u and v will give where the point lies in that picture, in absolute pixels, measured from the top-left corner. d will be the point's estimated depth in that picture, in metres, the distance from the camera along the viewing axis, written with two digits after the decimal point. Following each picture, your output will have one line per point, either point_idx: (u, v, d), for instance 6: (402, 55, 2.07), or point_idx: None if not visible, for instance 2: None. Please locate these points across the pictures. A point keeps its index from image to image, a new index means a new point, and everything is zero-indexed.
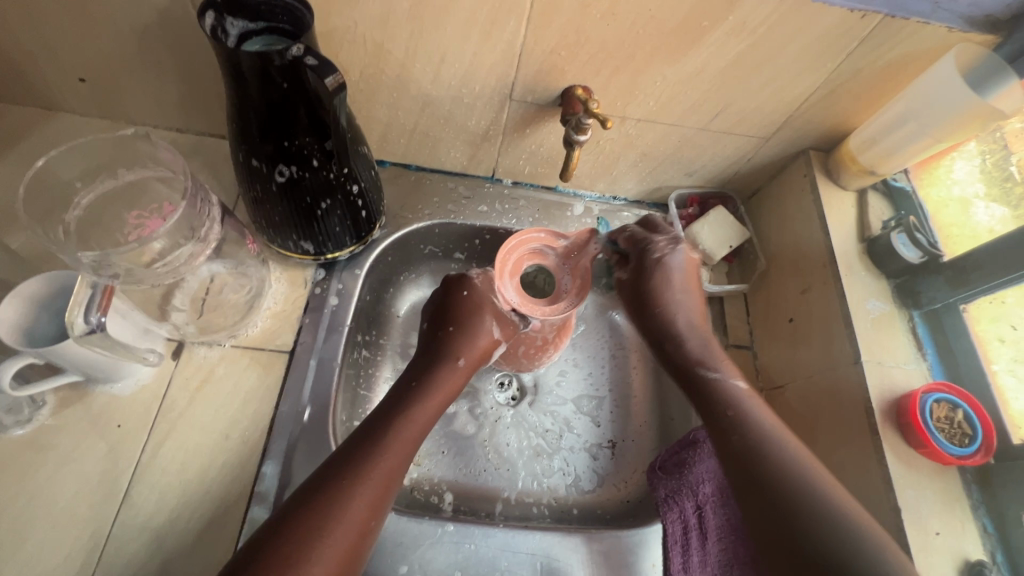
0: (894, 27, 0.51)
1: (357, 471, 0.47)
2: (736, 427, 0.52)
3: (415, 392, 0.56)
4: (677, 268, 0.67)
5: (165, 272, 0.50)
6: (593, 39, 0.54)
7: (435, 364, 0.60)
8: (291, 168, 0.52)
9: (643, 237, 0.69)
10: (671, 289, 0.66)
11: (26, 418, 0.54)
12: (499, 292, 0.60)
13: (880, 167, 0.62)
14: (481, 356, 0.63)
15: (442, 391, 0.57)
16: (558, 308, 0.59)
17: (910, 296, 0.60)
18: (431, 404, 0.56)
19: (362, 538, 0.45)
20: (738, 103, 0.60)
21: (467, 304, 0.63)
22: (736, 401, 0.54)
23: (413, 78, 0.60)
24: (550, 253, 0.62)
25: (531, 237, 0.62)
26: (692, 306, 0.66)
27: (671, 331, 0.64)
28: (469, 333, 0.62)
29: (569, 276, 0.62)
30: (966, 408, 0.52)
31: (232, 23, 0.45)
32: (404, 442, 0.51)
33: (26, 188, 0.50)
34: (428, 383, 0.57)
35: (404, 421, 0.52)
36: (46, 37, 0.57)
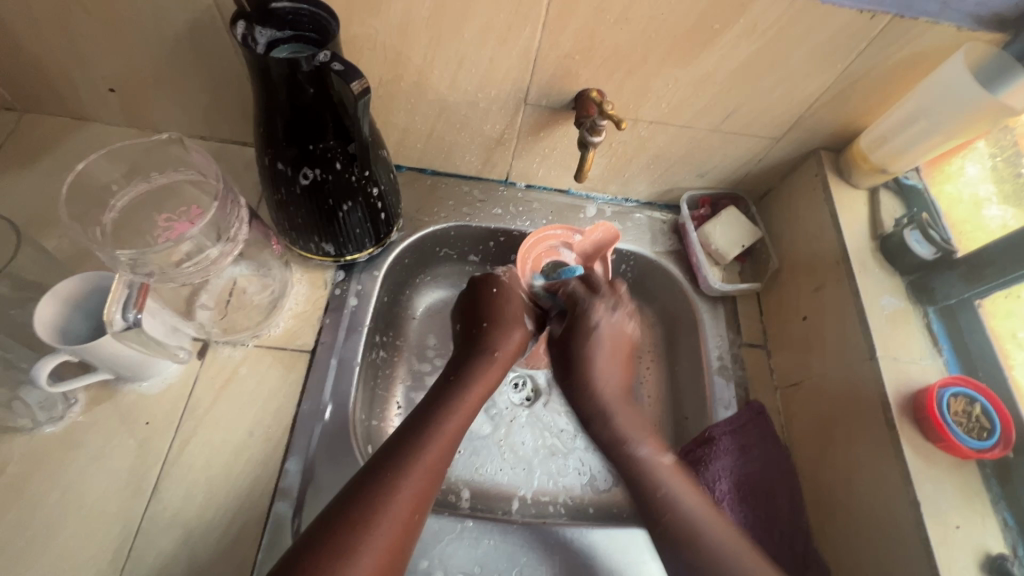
0: (903, 27, 0.52)
1: (400, 466, 0.48)
2: (664, 508, 0.54)
3: (452, 387, 0.57)
4: (604, 342, 0.67)
5: (194, 272, 0.51)
6: (607, 44, 0.55)
7: (472, 359, 0.61)
8: (314, 172, 0.54)
9: (580, 293, 0.69)
10: (596, 363, 0.66)
11: (59, 415, 0.55)
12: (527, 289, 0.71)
13: (891, 165, 0.63)
14: (517, 351, 0.64)
15: (480, 385, 0.58)
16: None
17: (925, 293, 0.60)
18: (470, 398, 0.57)
19: (408, 531, 0.46)
20: (749, 104, 0.62)
21: (499, 299, 0.67)
22: (652, 477, 0.57)
23: (431, 84, 0.61)
24: (569, 249, 0.73)
25: (551, 234, 0.72)
26: (615, 370, 0.67)
27: (592, 413, 0.64)
28: (503, 328, 0.65)
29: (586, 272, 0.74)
30: (982, 402, 0.53)
31: (261, 32, 0.47)
32: (445, 437, 0.52)
33: (65, 190, 0.51)
34: (463, 381, 0.58)
35: (444, 415, 0.54)
36: (80, 48, 0.59)
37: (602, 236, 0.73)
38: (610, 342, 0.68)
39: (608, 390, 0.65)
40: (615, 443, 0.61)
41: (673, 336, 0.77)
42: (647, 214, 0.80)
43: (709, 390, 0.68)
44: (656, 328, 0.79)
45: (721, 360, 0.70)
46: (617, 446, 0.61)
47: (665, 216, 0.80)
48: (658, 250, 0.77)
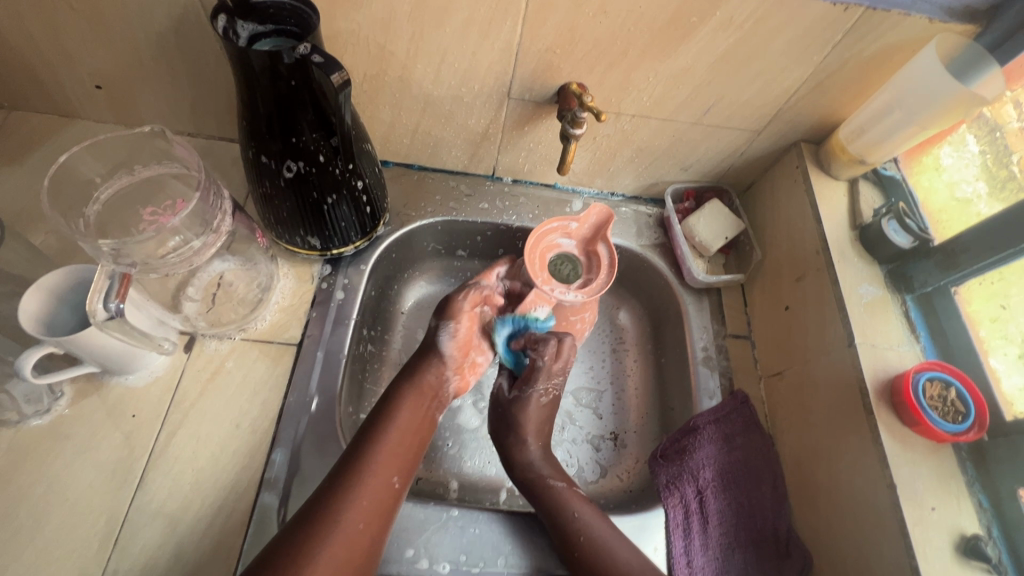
0: (876, 19, 0.53)
1: (346, 482, 0.49)
2: (575, 535, 0.55)
3: (387, 402, 0.57)
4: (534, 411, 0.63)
5: (178, 263, 0.52)
6: (587, 38, 0.56)
7: (401, 377, 0.60)
8: (298, 164, 0.54)
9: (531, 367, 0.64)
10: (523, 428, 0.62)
11: (45, 408, 0.56)
12: (547, 292, 0.62)
13: (869, 155, 0.64)
14: (436, 366, 0.61)
15: (412, 400, 0.58)
16: (594, 286, 0.63)
17: (903, 281, 0.62)
18: (405, 415, 0.56)
19: (357, 542, 0.46)
20: (729, 97, 0.63)
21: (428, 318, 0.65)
22: (564, 505, 0.57)
23: (415, 78, 0.62)
24: (568, 239, 0.67)
25: (549, 229, 0.66)
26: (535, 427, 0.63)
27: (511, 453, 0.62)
28: (424, 343, 0.63)
29: (593, 259, 0.66)
30: (958, 386, 0.54)
31: (242, 26, 0.47)
32: (384, 454, 0.52)
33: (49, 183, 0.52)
34: (395, 401, 0.57)
35: (383, 431, 0.54)
36: (66, 45, 0.60)
37: (598, 219, 0.66)
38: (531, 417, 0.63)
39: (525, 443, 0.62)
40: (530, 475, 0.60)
41: (660, 328, 0.78)
42: (633, 208, 0.81)
43: (693, 380, 0.68)
44: (643, 321, 0.80)
45: (706, 351, 0.70)
46: (530, 479, 0.60)
47: (651, 210, 0.81)
48: (644, 243, 0.78)
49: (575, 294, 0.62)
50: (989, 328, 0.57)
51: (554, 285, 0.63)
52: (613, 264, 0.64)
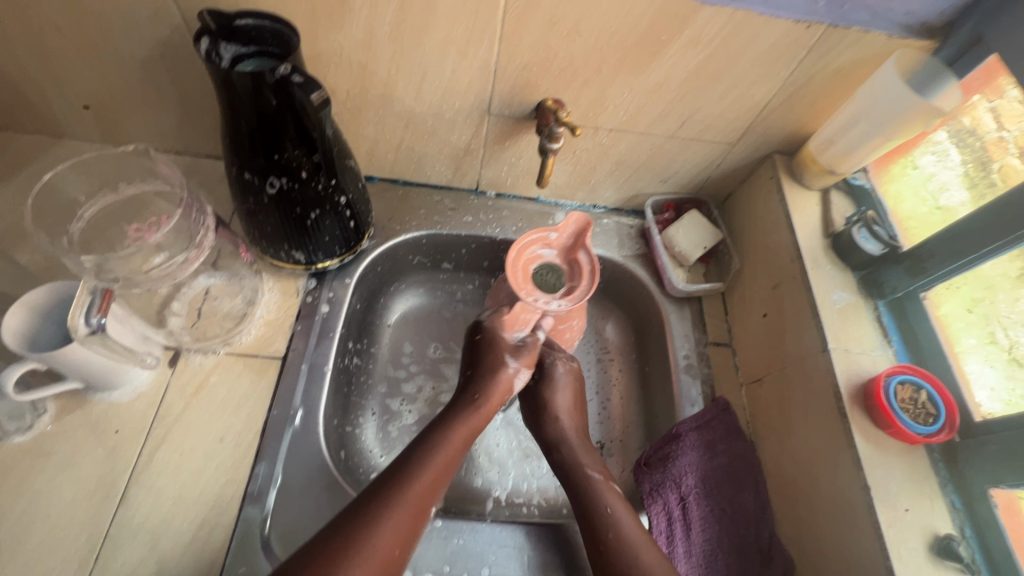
0: (838, 36, 0.55)
1: (384, 506, 0.48)
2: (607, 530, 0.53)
3: (438, 430, 0.57)
4: (565, 383, 0.67)
5: (161, 278, 0.53)
6: (562, 56, 0.58)
7: (456, 406, 0.60)
8: (281, 180, 0.55)
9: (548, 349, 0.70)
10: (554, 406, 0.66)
11: (28, 425, 0.56)
12: (534, 302, 0.65)
13: (839, 166, 0.66)
14: (503, 399, 0.62)
15: (464, 430, 0.58)
16: (579, 293, 0.65)
17: (875, 287, 0.63)
18: (454, 442, 0.56)
19: (387, 567, 0.46)
20: (702, 111, 0.65)
21: (483, 345, 0.65)
22: (597, 496, 0.56)
23: (396, 96, 0.64)
24: (549, 249, 0.68)
25: (529, 241, 0.67)
26: (569, 401, 0.66)
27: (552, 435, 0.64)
28: (486, 373, 0.63)
29: (575, 267, 0.68)
30: (928, 389, 0.55)
31: (226, 48, 0.49)
32: (427, 480, 0.52)
33: (32, 202, 0.52)
34: (446, 430, 0.57)
35: (431, 453, 0.54)
36: (54, 66, 0.61)
37: (576, 227, 0.67)
38: (562, 383, 0.67)
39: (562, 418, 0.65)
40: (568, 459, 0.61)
41: (643, 337, 0.79)
42: (614, 220, 0.82)
43: (676, 387, 0.69)
44: (626, 330, 0.81)
45: (688, 359, 0.71)
46: (568, 465, 0.61)
47: (632, 221, 0.82)
48: (626, 253, 0.79)
49: (560, 302, 0.65)
50: (977, 333, 0.57)
51: (538, 294, 0.65)
52: (595, 270, 0.66)
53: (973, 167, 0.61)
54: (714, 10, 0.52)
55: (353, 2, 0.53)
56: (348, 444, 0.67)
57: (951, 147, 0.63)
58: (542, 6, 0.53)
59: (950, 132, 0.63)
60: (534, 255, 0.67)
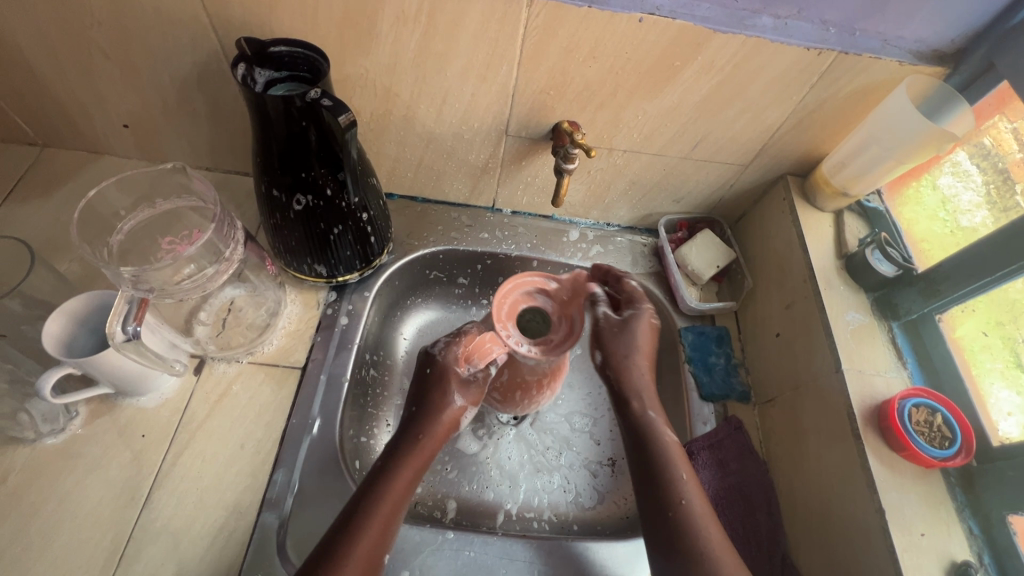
0: (849, 62, 0.56)
1: (336, 566, 0.49)
2: (675, 497, 0.54)
3: (381, 479, 0.55)
4: (648, 331, 0.64)
5: (191, 289, 0.54)
6: (578, 80, 0.60)
7: (399, 449, 0.58)
8: (307, 198, 0.58)
9: (639, 293, 0.67)
10: (634, 354, 0.63)
11: (60, 428, 0.58)
12: (504, 338, 0.58)
13: (852, 188, 0.66)
14: (447, 435, 0.61)
15: (406, 473, 0.56)
16: (556, 347, 0.58)
17: (889, 308, 0.63)
18: (397, 487, 0.55)
19: None
20: (715, 133, 0.66)
21: (432, 380, 0.63)
22: (670, 463, 0.55)
23: (418, 117, 0.66)
24: (545, 297, 0.62)
25: (528, 281, 0.61)
26: (648, 351, 0.64)
27: (629, 390, 0.61)
28: (429, 413, 0.61)
29: (566, 322, 0.60)
30: (944, 412, 0.55)
31: (260, 73, 0.53)
32: (371, 538, 0.51)
33: (78, 216, 0.56)
34: (385, 482, 0.55)
35: (377, 499, 0.53)
36: (99, 87, 0.65)
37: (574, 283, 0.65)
38: (643, 336, 0.64)
39: (642, 370, 0.63)
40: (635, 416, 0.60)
41: None
42: (628, 238, 0.83)
43: (687, 406, 0.69)
44: None
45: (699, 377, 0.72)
46: (642, 428, 0.59)
47: (645, 239, 0.83)
48: (639, 271, 0.80)
49: (531, 348, 0.58)
50: (1003, 358, 0.57)
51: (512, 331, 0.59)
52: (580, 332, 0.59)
53: (995, 188, 0.61)
54: (726, 37, 0.54)
55: (380, 29, 0.56)
56: (363, 455, 0.68)
57: (972, 168, 0.64)
58: (559, 33, 0.55)
59: (968, 153, 0.64)
60: (527, 296, 0.61)
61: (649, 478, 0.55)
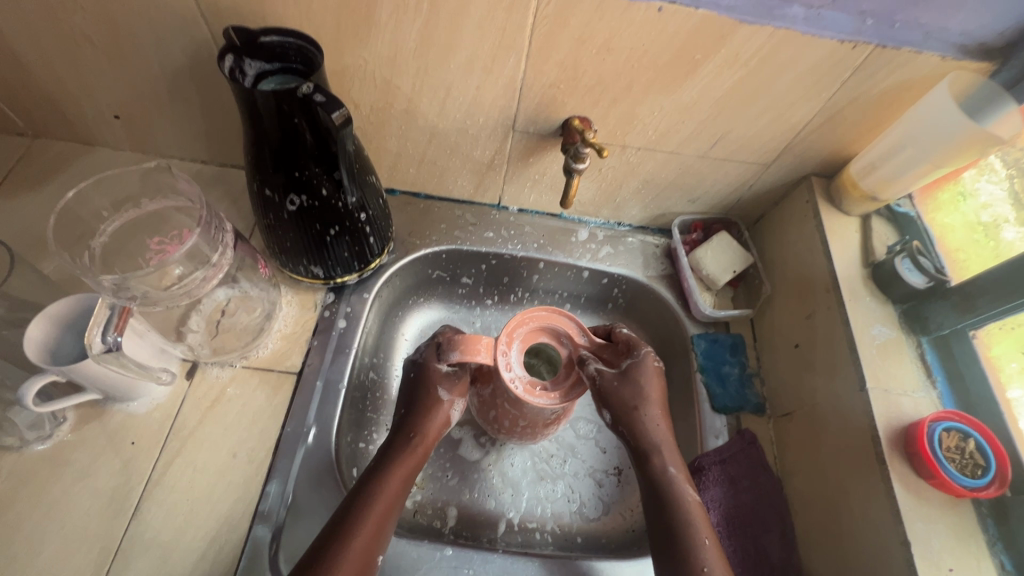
0: (886, 57, 0.52)
1: (329, 566, 0.47)
2: (698, 563, 0.50)
3: (375, 477, 0.53)
4: (653, 375, 0.61)
5: (180, 294, 0.52)
6: (591, 73, 0.56)
7: (391, 448, 0.56)
8: (301, 198, 0.55)
9: (636, 339, 0.64)
10: (647, 403, 0.59)
11: (48, 433, 0.56)
12: (500, 351, 0.55)
13: (881, 192, 0.62)
14: (439, 433, 0.60)
15: (402, 472, 0.55)
16: (539, 397, 0.55)
17: (919, 323, 0.59)
18: (391, 487, 0.53)
19: None
20: (735, 132, 0.62)
21: (416, 383, 0.61)
22: (690, 525, 0.52)
23: (420, 111, 0.63)
24: (569, 346, 0.60)
25: (561, 323, 0.59)
26: (660, 399, 0.60)
27: (646, 444, 0.57)
28: (420, 411, 0.59)
29: (571, 380, 0.58)
30: (977, 437, 0.51)
31: (250, 64, 0.49)
32: (366, 537, 0.49)
33: (53, 219, 0.53)
34: (378, 479, 0.53)
35: (371, 498, 0.51)
36: (86, 77, 0.62)
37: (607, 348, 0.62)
38: (651, 380, 0.61)
39: (656, 420, 0.59)
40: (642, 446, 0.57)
41: (666, 360, 0.75)
42: (640, 238, 0.80)
43: (699, 419, 0.66)
44: None
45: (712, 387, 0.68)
46: (662, 485, 0.55)
47: (658, 240, 0.80)
48: (651, 274, 0.76)
49: (516, 381, 0.55)
50: None
51: (510, 352, 0.56)
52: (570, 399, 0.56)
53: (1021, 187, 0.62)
54: (752, 29, 0.50)
55: (379, 18, 0.52)
56: (360, 461, 0.66)
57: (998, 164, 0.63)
58: (571, 24, 0.51)
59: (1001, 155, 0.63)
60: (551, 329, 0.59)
61: (665, 526, 0.53)
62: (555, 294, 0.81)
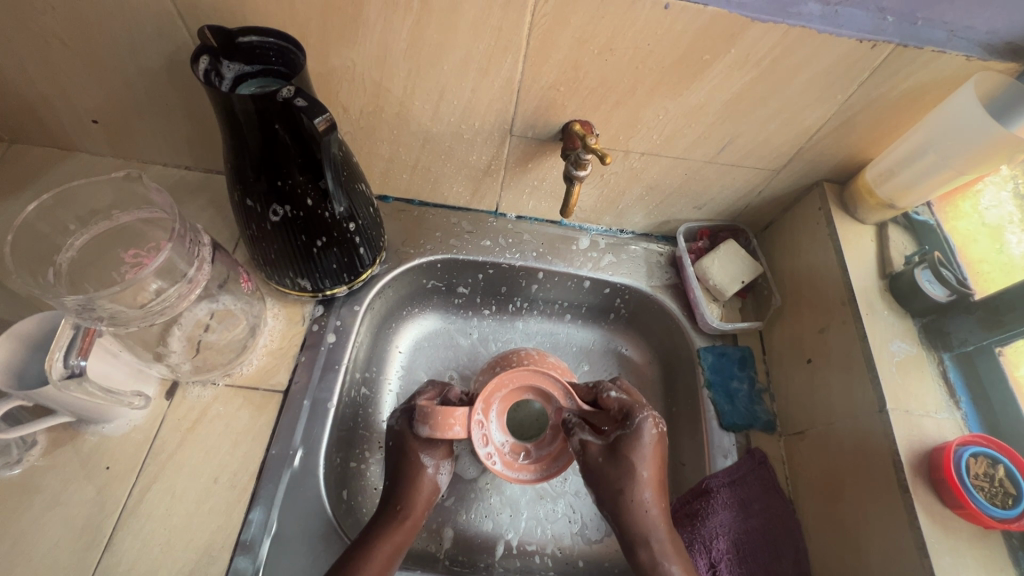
0: (907, 57, 0.48)
1: None
2: None
3: (354, 556, 0.50)
4: (648, 450, 0.56)
5: (156, 313, 0.49)
6: (592, 75, 0.53)
7: (375, 521, 0.54)
8: (285, 208, 0.51)
9: (631, 402, 0.58)
10: (636, 487, 0.55)
11: (15, 459, 0.53)
12: (476, 423, 0.55)
13: (900, 200, 0.59)
14: (428, 503, 0.57)
15: (385, 549, 0.52)
16: (516, 470, 0.56)
17: (940, 338, 0.56)
18: (373, 564, 0.50)
19: None
20: (745, 136, 0.59)
21: (396, 455, 0.59)
22: None
23: (413, 115, 0.59)
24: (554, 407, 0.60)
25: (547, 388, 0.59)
26: (655, 478, 0.56)
27: (633, 533, 0.54)
28: (403, 483, 0.57)
29: (555, 445, 0.59)
30: (1007, 463, 0.48)
31: (227, 66, 0.46)
32: None
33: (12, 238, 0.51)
34: (361, 554, 0.51)
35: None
36: (59, 80, 0.59)
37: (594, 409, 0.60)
38: (645, 456, 0.56)
39: (647, 504, 0.55)
40: (629, 532, 0.54)
41: (671, 374, 0.72)
42: (643, 246, 0.76)
43: (707, 438, 0.62)
44: (653, 366, 0.75)
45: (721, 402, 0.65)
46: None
47: (662, 248, 0.76)
48: (655, 284, 0.73)
49: (493, 454, 0.56)
50: None
51: (489, 422, 0.56)
52: (550, 474, 0.57)
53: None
54: (765, 27, 0.46)
55: (367, 17, 0.49)
56: (351, 483, 0.62)
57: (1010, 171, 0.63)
58: (572, 23, 0.48)
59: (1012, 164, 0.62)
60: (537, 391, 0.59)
61: None
62: (555, 304, 0.77)
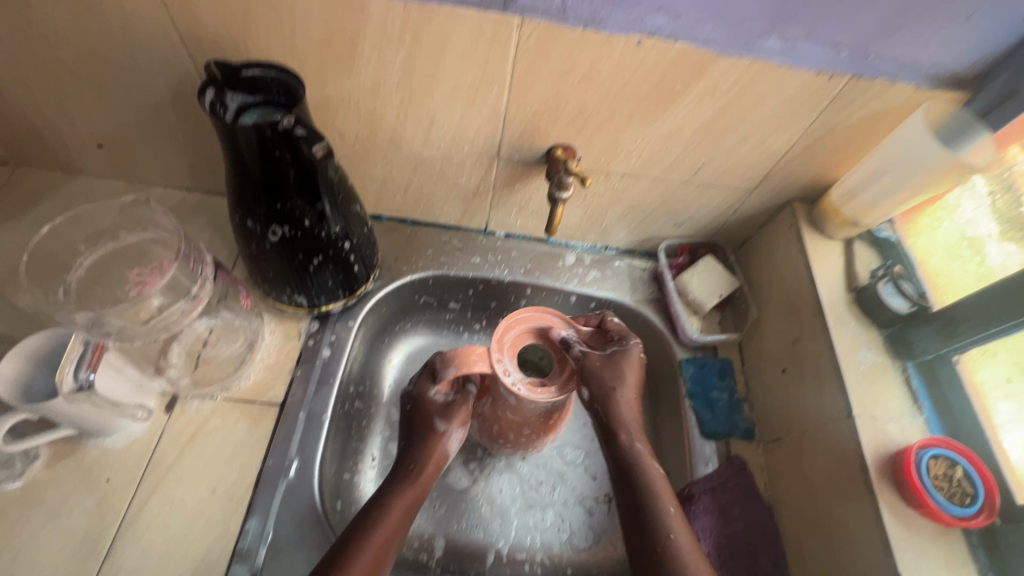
0: (862, 87, 0.53)
1: None
2: None
3: (370, 514, 0.52)
4: (635, 365, 0.60)
5: (156, 330, 0.53)
6: (572, 103, 0.57)
7: (391, 481, 0.56)
8: (283, 229, 0.54)
9: (626, 329, 0.63)
10: (621, 386, 0.59)
11: (18, 472, 0.54)
12: (494, 360, 0.55)
13: (863, 218, 0.63)
14: (440, 465, 0.59)
15: (400, 506, 0.54)
16: (544, 393, 0.55)
17: (904, 347, 0.59)
18: (389, 521, 0.52)
19: None
20: (717, 158, 0.62)
21: (414, 416, 0.60)
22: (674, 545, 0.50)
23: (405, 140, 0.63)
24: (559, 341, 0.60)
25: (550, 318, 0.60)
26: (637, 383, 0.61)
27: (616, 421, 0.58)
28: (418, 442, 0.59)
29: (566, 373, 0.57)
30: (964, 465, 0.51)
31: (231, 98, 0.49)
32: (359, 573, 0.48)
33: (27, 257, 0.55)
34: (379, 510, 0.53)
35: (368, 531, 0.50)
36: (68, 107, 0.62)
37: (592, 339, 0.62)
38: (633, 367, 0.60)
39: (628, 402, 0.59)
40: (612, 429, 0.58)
41: (655, 384, 0.75)
42: (626, 262, 0.80)
43: (688, 446, 0.65)
44: None
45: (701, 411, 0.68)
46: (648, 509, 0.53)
47: (645, 263, 0.80)
48: (638, 298, 0.76)
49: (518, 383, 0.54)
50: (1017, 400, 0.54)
51: (507, 359, 0.55)
52: None
53: None
54: (730, 61, 0.50)
55: (362, 51, 0.52)
56: (345, 494, 0.64)
57: None
58: (552, 56, 0.51)
59: None
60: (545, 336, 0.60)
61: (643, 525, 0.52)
62: None
